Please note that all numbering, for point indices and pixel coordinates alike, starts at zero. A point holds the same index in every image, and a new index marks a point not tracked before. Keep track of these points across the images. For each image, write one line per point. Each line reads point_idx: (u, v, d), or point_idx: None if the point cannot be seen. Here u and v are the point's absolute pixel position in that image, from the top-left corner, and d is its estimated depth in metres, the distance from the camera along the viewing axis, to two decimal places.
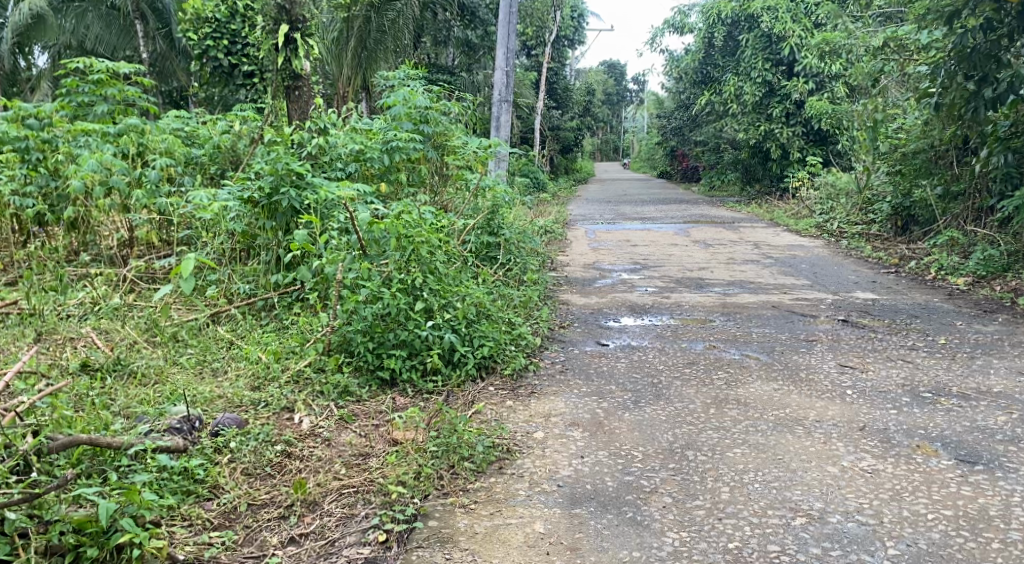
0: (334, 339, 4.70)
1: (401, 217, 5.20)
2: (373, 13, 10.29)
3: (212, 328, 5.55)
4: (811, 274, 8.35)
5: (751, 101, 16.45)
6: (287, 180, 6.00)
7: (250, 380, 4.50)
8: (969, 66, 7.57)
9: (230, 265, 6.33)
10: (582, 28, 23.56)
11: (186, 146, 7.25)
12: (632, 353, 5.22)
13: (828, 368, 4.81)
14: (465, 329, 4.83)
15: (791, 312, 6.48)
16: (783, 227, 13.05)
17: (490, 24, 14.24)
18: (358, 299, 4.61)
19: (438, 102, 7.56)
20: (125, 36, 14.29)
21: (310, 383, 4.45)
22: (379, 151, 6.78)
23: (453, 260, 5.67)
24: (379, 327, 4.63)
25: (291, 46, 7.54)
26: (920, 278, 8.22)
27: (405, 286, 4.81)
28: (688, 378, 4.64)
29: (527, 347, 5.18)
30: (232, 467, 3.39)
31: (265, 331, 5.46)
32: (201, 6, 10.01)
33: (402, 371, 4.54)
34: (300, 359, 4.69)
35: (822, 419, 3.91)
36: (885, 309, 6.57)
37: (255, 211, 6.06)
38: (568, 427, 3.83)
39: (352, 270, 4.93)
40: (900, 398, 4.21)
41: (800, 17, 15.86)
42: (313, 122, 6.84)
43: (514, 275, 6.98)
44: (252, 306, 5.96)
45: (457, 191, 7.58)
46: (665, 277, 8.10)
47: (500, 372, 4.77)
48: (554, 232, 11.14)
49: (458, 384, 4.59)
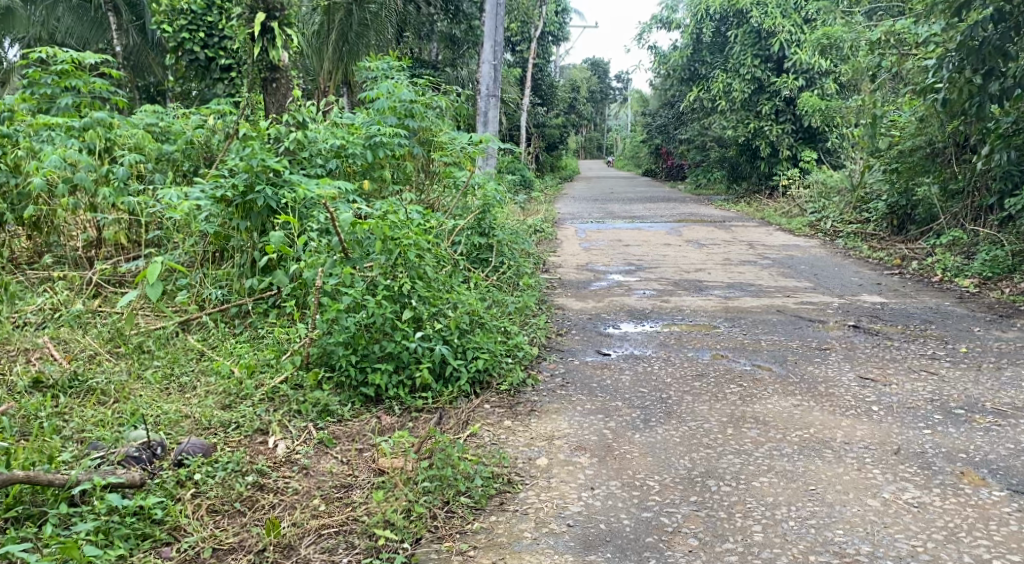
0: (313, 352, 4.32)
1: (387, 217, 4.86)
2: (356, 7, 9.96)
3: (181, 338, 5.14)
4: (812, 276, 8.03)
5: (740, 98, 16.06)
6: (263, 178, 5.60)
7: (218, 398, 4.11)
8: (977, 59, 7.19)
9: (201, 268, 5.90)
10: (567, 24, 23.23)
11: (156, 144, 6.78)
12: (636, 363, 4.86)
13: (848, 382, 4.45)
14: (458, 339, 4.45)
15: (798, 317, 6.14)
16: (775, 226, 12.74)
17: (474, 18, 13.84)
18: (339, 308, 4.23)
19: (425, 95, 7.18)
20: (98, 29, 13.63)
21: (287, 401, 4.07)
22: (361, 146, 6.38)
23: (443, 264, 5.29)
24: (363, 338, 4.25)
25: (268, 35, 7.12)
26: (926, 279, 7.90)
27: (391, 293, 4.43)
28: (699, 393, 4.28)
29: (524, 358, 4.80)
30: (196, 504, 2.98)
31: (239, 342, 5.04)
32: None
33: (388, 388, 4.18)
34: (276, 375, 4.31)
35: (851, 441, 3.56)
36: (896, 313, 6.24)
37: (229, 210, 5.66)
38: (574, 452, 3.46)
39: (333, 275, 4.59)
40: (931, 416, 3.86)
41: (790, 12, 15.55)
42: (291, 116, 6.50)
43: (508, 279, 6.58)
44: (226, 313, 5.56)
45: (446, 189, 7.20)
46: (663, 279, 7.74)
47: (496, 387, 4.39)
48: (543, 230, 10.78)
49: (450, 401, 4.22)
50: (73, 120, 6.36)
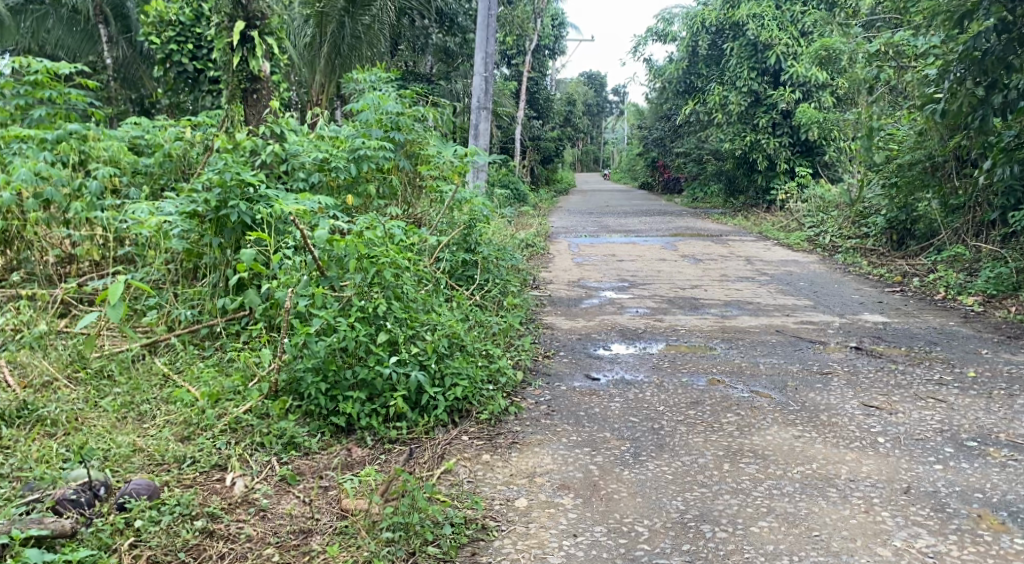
0: (282, 379, 4.05)
1: (366, 234, 4.60)
2: (348, 18, 9.65)
3: (147, 361, 4.87)
4: (811, 293, 7.76)
5: (736, 111, 15.81)
6: (237, 192, 5.34)
7: (176, 429, 3.84)
8: (979, 71, 6.97)
9: (172, 286, 5.63)
10: (563, 37, 23.06)
11: (139, 156, 6.64)
12: (626, 390, 4.57)
13: (852, 411, 4.16)
14: (436, 365, 4.16)
15: (797, 338, 5.87)
16: (773, 241, 12.45)
17: (469, 31, 13.60)
18: (309, 331, 3.95)
19: (412, 107, 6.92)
20: (88, 41, 13.41)
21: (251, 432, 3.79)
22: (344, 160, 6.13)
23: (424, 283, 5.02)
24: (334, 362, 3.96)
25: (247, 45, 6.92)
26: (928, 297, 7.62)
27: (365, 314, 4.16)
28: (693, 423, 4.00)
29: (507, 384, 4.51)
30: (134, 555, 2.82)
31: (207, 366, 4.74)
32: (164, 9, 9.29)
33: (360, 418, 3.90)
34: (240, 404, 4.02)
35: (857, 478, 3.29)
36: (899, 334, 5.97)
37: (202, 227, 5.42)
38: (557, 492, 3.24)
39: (305, 296, 4.33)
40: (942, 449, 3.59)
41: (786, 25, 15.36)
42: (270, 128, 6.24)
43: (493, 298, 6.28)
44: (196, 334, 5.27)
45: (432, 204, 6.94)
46: (657, 297, 7.47)
47: (476, 417, 4.11)
48: (535, 245, 10.51)
49: (426, 432, 3.94)
50: (45, 132, 6.16)
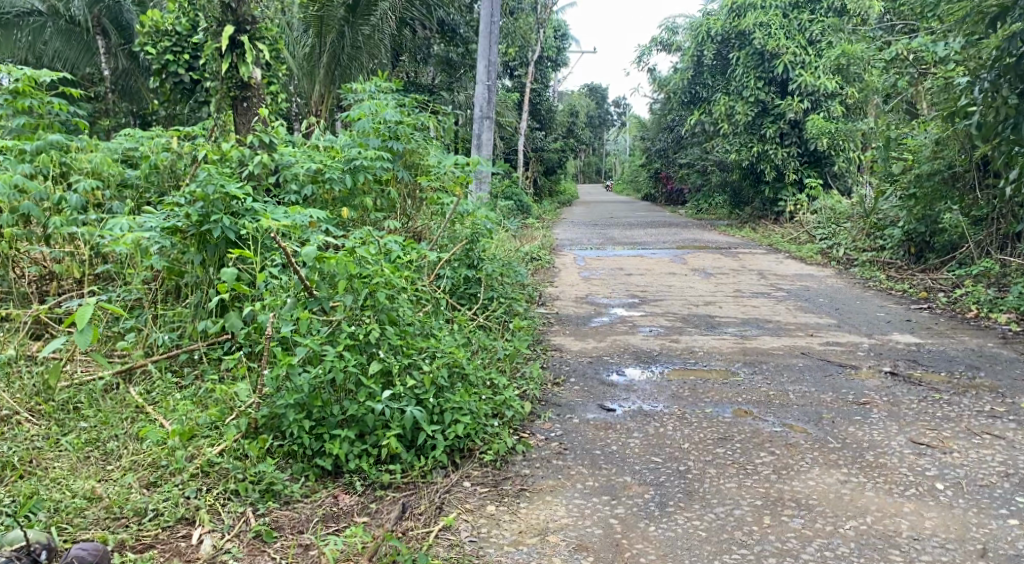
0: (262, 416, 3.62)
1: (358, 251, 4.17)
2: (348, 28, 9.22)
3: (120, 392, 4.45)
4: (834, 311, 7.31)
5: (743, 121, 15.31)
6: (220, 206, 4.92)
7: (141, 476, 3.41)
8: (1014, 76, 6.54)
9: (150, 308, 5.21)
10: (563, 49, 22.53)
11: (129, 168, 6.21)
12: (646, 423, 4.13)
13: (901, 449, 3.72)
14: (435, 399, 3.73)
15: (826, 361, 5.42)
16: (784, 254, 12.00)
17: (472, 41, 13.18)
18: (292, 362, 3.55)
19: (411, 115, 6.48)
20: (86, 54, 12.83)
21: (225, 477, 3.37)
22: (339, 170, 5.71)
23: (421, 304, 4.57)
24: (320, 397, 3.57)
25: (237, 50, 6.49)
26: (958, 315, 7.16)
27: (355, 342, 3.75)
28: (725, 464, 3.58)
29: (514, 419, 4.06)
30: None
31: (184, 399, 4.30)
32: (160, 18, 8.68)
33: (348, 460, 3.50)
34: (215, 443, 3.60)
35: (920, 536, 2.97)
36: (937, 357, 5.52)
37: (183, 243, 5.00)
38: (575, 555, 2.93)
39: (289, 321, 3.93)
40: (1012, 499, 3.20)
41: (794, 33, 14.81)
42: (259, 137, 5.82)
43: (498, 318, 5.83)
44: (174, 360, 4.85)
45: (434, 217, 6.47)
46: (670, 315, 7.02)
47: (480, 457, 3.67)
48: (540, 259, 10.08)
49: (424, 475, 3.52)
50: (24, 142, 5.74)
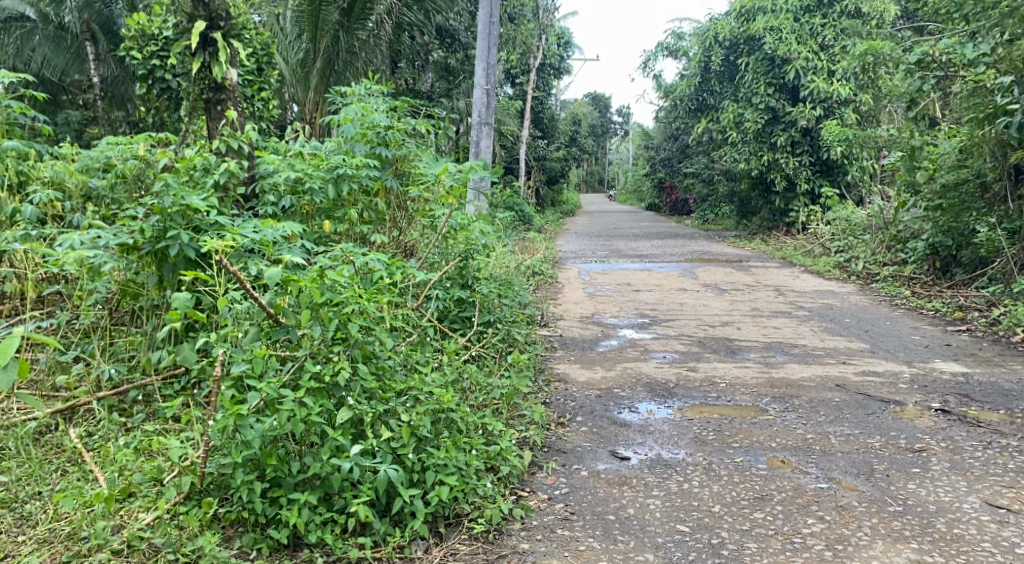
0: (210, 474, 3.03)
1: (329, 273, 3.50)
2: (343, 32, 8.54)
3: (55, 435, 3.84)
4: (863, 333, 6.68)
5: (753, 129, 14.64)
6: (180, 221, 4.28)
7: (52, 553, 2.87)
8: None
9: (101, 333, 4.56)
10: (566, 57, 21.97)
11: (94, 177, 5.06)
12: (666, 477, 3.50)
13: (975, 514, 3.13)
14: (415, 455, 3.12)
15: (865, 395, 4.79)
16: (800, 267, 11.34)
17: (472, 47, 12.62)
18: (241, 411, 2.92)
19: (402, 119, 5.79)
20: (77, 60, 12.14)
21: (155, 555, 2.82)
22: (322, 180, 5.02)
23: (403, 335, 3.93)
24: (276, 454, 2.96)
25: (210, 48, 5.63)
26: (1001, 339, 6.50)
27: (321, 384, 3.12)
28: (767, 535, 3.01)
29: (513, 476, 3.41)
30: None
31: (125, 447, 3.65)
32: (146, 22, 7.57)
33: (308, 530, 2.90)
34: (150, 510, 3.00)
35: None
36: (990, 391, 4.89)
37: (137, 262, 4.35)
38: None
39: (243, 358, 3.26)
40: None
41: (805, 38, 14.12)
42: (231, 140, 5.13)
43: (494, 344, 5.22)
44: (124, 397, 4.22)
45: (426, 230, 5.77)
46: (685, 338, 6.38)
47: (468, 526, 3.07)
48: (542, 274, 9.44)
49: (399, 551, 2.93)
50: None
